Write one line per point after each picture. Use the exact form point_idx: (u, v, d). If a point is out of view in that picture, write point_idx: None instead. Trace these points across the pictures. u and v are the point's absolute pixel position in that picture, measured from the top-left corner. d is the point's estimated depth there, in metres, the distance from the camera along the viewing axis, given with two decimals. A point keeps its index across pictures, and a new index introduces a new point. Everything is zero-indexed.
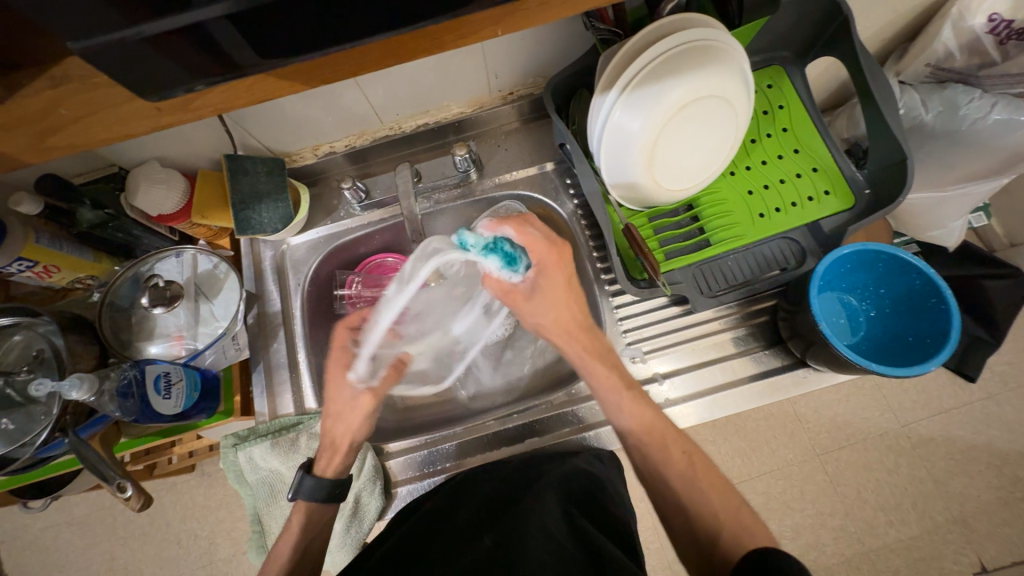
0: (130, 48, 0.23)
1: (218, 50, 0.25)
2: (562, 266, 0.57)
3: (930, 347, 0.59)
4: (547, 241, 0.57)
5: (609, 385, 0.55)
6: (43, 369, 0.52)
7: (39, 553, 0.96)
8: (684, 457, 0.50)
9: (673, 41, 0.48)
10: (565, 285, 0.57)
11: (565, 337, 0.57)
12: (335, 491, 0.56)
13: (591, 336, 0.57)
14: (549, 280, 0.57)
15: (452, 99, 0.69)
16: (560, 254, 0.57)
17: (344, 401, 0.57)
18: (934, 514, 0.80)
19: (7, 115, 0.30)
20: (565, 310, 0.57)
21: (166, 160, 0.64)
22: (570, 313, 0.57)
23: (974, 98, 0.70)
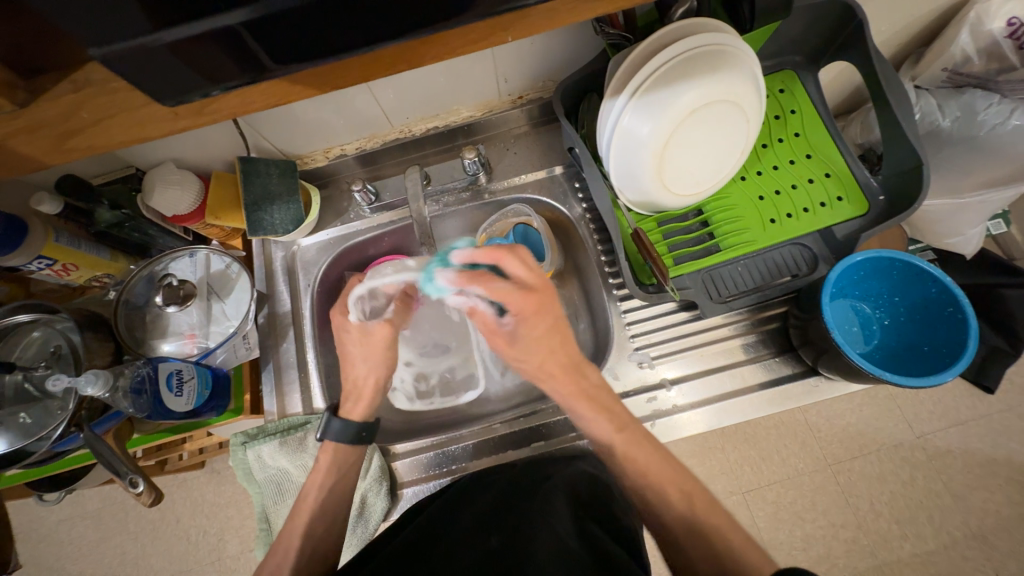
0: (150, 53, 0.24)
1: (234, 56, 0.26)
2: (542, 314, 0.52)
3: (946, 357, 0.58)
4: (520, 287, 0.51)
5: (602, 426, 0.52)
6: (60, 365, 0.54)
7: (53, 546, 0.98)
8: (681, 495, 0.48)
9: (684, 46, 0.49)
10: (546, 333, 0.53)
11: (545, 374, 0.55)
12: (360, 435, 0.59)
13: (579, 372, 0.54)
14: (530, 328, 0.53)
15: (462, 103, 0.70)
16: (538, 301, 0.51)
17: (365, 344, 0.59)
18: (951, 529, 0.78)
19: (30, 118, 0.31)
20: (548, 355, 0.54)
21: (181, 162, 0.65)
22: (552, 358, 0.54)
23: (993, 104, 0.69)
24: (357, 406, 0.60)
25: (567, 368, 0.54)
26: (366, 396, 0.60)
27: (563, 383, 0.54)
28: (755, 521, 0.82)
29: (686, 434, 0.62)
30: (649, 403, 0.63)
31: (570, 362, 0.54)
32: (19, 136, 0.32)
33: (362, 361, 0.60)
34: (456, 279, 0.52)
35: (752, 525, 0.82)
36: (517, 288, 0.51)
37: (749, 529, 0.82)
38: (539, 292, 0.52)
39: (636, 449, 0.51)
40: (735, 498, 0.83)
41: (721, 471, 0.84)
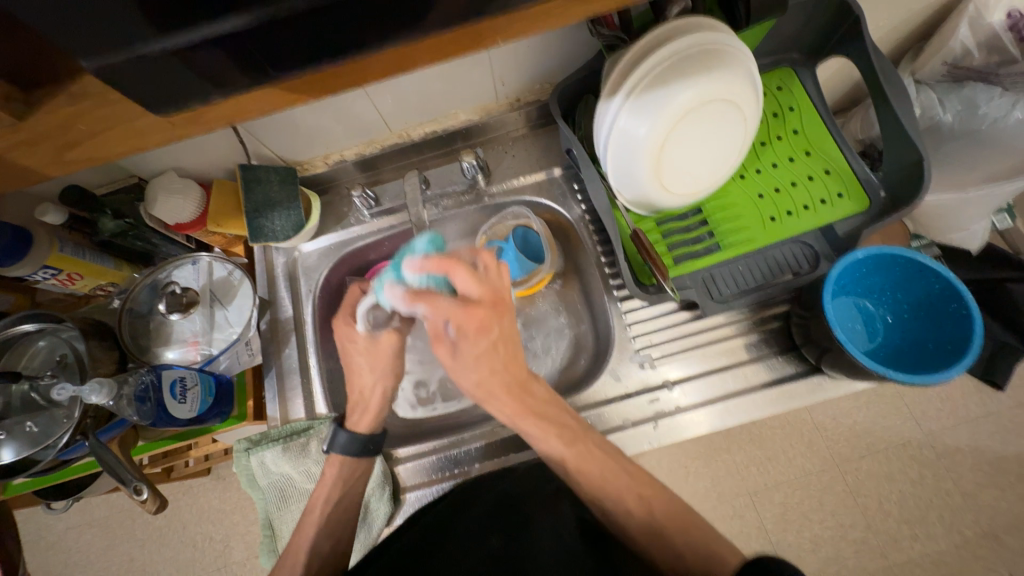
0: (145, 62, 0.24)
1: (227, 64, 0.26)
2: (489, 331, 0.48)
3: (951, 354, 0.57)
4: (463, 303, 0.47)
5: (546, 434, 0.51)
6: (65, 374, 0.54)
7: (61, 553, 0.98)
8: (642, 501, 0.49)
9: (677, 47, 0.49)
10: (489, 351, 0.49)
11: (485, 390, 0.50)
12: (365, 447, 0.59)
13: (524, 393, 0.51)
14: (474, 343, 0.48)
15: (459, 107, 0.70)
16: (479, 317, 0.47)
17: (375, 353, 0.58)
18: (962, 528, 0.77)
19: (30, 131, 0.31)
20: (493, 369, 0.50)
21: (183, 170, 0.66)
22: (495, 375, 0.50)
23: (994, 97, 0.69)
24: (363, 418, 0.60)
25: (512, 389, 0.51)
26: (374, 406, 0.59)
27: (505, 404, 0.51)
28: (762, 522, 0.82)
29: (689, 434, 0.61)
30: (651, 404, 0.63)
31: (519, 381, 0.51)
32: (18, 148, 0.32)
33: (369, 371, 0.59)
34: (406, 296, 0.49)
35: (759, 526, 0.81)
36: (462, 303, 0.47)
37: (755, 530, 0.81)
38: (487, 305, 0.48)
39: (590, 464, 0.50)
40: (741, 499, 0.83)
41: (726, 472, 0.84)
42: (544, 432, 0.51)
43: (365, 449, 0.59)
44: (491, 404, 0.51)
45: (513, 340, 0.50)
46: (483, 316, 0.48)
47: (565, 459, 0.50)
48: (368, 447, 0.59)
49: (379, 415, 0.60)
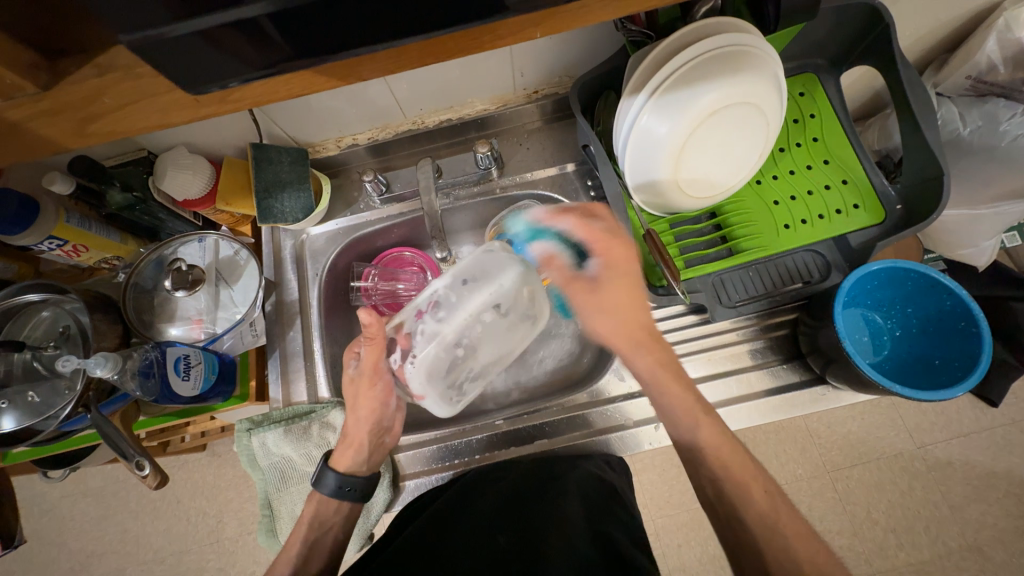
0: (179, 38, 0.24)
1: (263, 45, 0.26)
2: (617, 264, 0.57)
3: (957, 371, 0.57)
4: (607, 232, 0.58)
5: (665, 386, 0.53)
6: (70, 346, 0.55)
7: (56, 520, 0.99)
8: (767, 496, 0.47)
9: (703, 47, 0.48)
10: (624, 280, 0.57)
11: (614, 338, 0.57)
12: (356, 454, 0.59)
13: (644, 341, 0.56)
14: (612, 277, 0.58)
15: (475, 96, 0.69)
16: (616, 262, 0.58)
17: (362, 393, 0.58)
18: (947, 540, 0.78)
19: (57, 98, 0.29)
20: (630, 309, 0.57)
21: (193, 146, 0.65)
22: (619, 319, 0.57)
23: (1016, 114, 0.68)
24: (345, 452, 0.59)
25: (645, 339, 0.56)
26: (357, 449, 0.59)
27: (646, 351, 0.55)
28: None
29: None
30: None
31: (638, 337, 0.56)
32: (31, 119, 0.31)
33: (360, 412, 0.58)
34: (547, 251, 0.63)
35: None
36: (606, 232, 0.58)
37: None
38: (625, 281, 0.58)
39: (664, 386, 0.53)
40: None
41: None
42: (648, 358, 0.55)
43: (342, 492, 0.57)
44: (631, 347, 0.56)
45: (639, 282, 0.58)
46: (620, 242, 0.58)
47: (648, 376, 0.54)
48: (343, 489, 0.57)
49: (364, 450, 0.59)
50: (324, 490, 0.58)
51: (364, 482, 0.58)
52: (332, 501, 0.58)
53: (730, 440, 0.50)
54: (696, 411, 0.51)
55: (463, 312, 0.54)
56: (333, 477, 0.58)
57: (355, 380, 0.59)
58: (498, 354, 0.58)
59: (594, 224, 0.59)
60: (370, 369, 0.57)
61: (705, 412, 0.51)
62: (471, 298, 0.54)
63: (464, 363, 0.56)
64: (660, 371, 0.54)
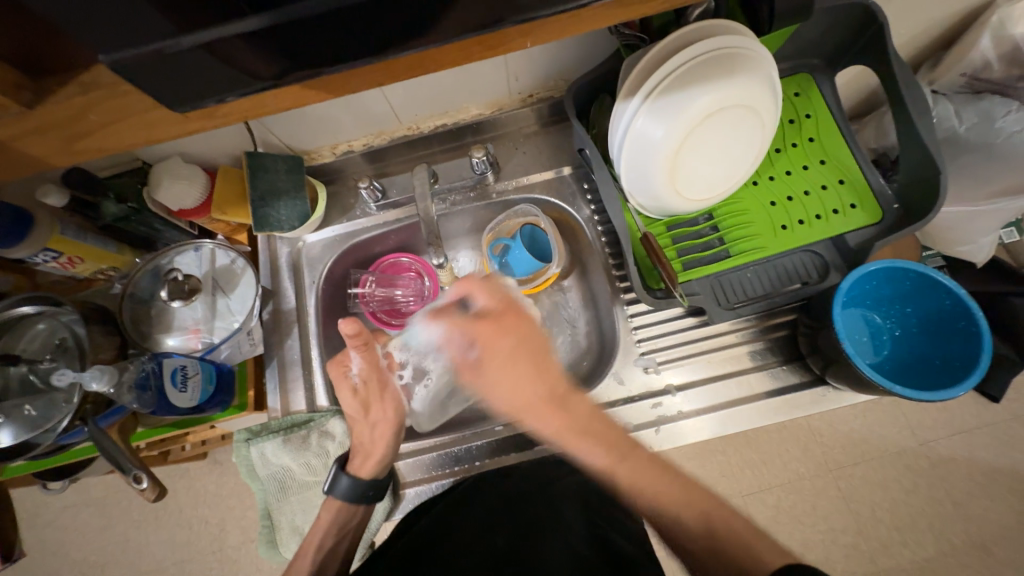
0: (180, 52, 0.24)
1: (260, 58, 0.26)
2: (499, 338, 0.52)
3: (958, 370, 0.57)
4: (479, 315, 0.53)
5: (575, 435, 0.49)
6: (65, 358, 0.54)
7: (56, 531, 0.99)
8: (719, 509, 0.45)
9: (696, 51, 0.48)
10: (509, 358, 0.51)
11: (513, 404, 0.51)
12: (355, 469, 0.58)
13: (545, 403, 0.50)
14: (492, 357, 0.52)
15: (471, 101, 0.69)
16: (492, 324, 0.52)
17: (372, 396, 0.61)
18: (951, 537, 0.78)
19: (43, 118, 0.29)
20: (514, 381, 0.50)
21: (188, 155, 0.65)
22: (517, 390, 0.50)
23: (1011, 110, 0.68)
24: (366, 462, 0.59)
25: (547, 400, 0.50)
26: (375, 454, 0.58)
27: (545, 418, 0.50)
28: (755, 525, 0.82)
29: (690, 440, 0.61)
30: (654, 408, 0.62)
31: (539, 398, 0.50)
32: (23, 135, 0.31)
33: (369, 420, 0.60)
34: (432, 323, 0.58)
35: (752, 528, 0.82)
36: (475, 317, 0.53)
37: None
38: (500, 319, 0.53)
39: (575, 443, 0.48)
40: (734, 501, 0.83)
41: (721, 473, 0.84)
42: (550, 425, 0.49)
43: (365, 496, 0.57)
44: (530, 418, 0.50)
45: (535, 346, 0.52)
46: (496, 320, 0.53)
47: (555, 437, 0.49)
48: (366, 495, 0.57)
49: (383, 458, 0.59)
50: (337, 493, 0.57)
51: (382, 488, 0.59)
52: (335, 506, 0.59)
53: (653, 468, 0.47)
54: (610, 459, 0.47)
55: (435, 362, 0.62)
56: (347, 480, 0.57)
57: (363, 389, 0.60)
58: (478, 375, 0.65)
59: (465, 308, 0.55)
60: (370, 374, 0.61)
61: (619, 458, 0.47)
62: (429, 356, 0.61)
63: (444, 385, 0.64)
64: (563, 437, 0.49)
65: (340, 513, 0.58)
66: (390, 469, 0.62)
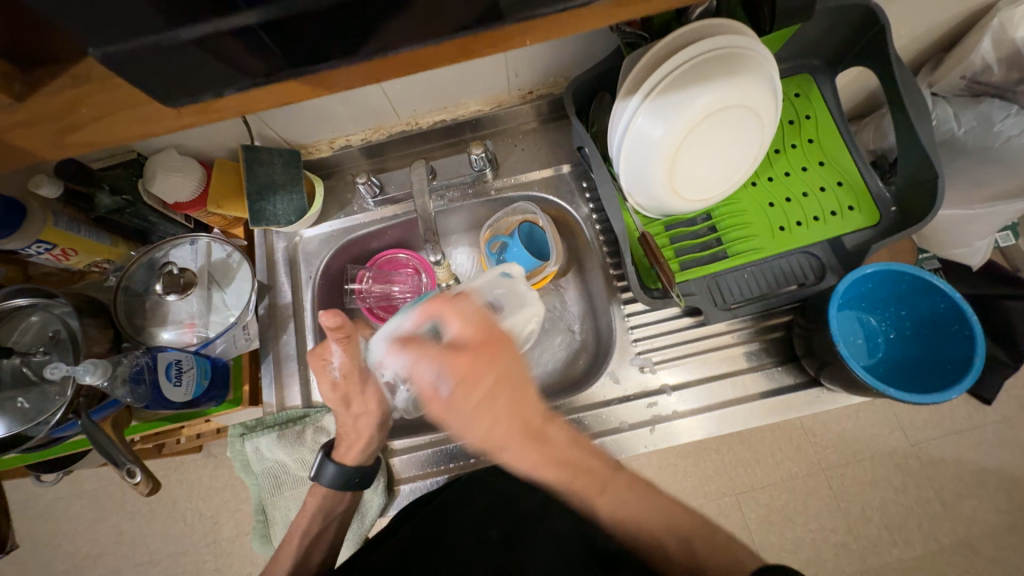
0: (174, 46, 0.24)
1: (255, 52, 0.25)
2: (478, 377, 0.44)
3: (951, 373, 0.57)
4: (454, 345, 0.46)
5: (557, 471, 0.46)
6: (59, 351, 0.54)
7: (50, 523, 0.98)
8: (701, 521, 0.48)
9: (697, 50, 0.48)
10: (487, 397, 0.44)
11: (491, 441, 0.45)
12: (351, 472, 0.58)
13: (529, 437, 0.45)
14: (468, 393, 0.44)
15: (470, 97, 0.69)
16: (473, 359, 0.44)
17: (349, 389, 0.60)
18: (939, 536, 0.79)
19: (37, 112, 0.29)
20: (496, 416, 0.44)
21: (184, 148, 0.64)
22: (504, 426, 0.44)
23: (1010, 114, 0.69)
24: (352, 448, 0.59)
25: (527, 437, 0.45)
26: (359, 443, 0.59)
27: (525, 454, 0.45)
28: (746, 522, 0.82)
29: (684, 440, 0.61)
30: (649, 408, 0.63)
31: (519, 434, 0.45)
32: None
33: (352, 410, 0.60)
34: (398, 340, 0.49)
35: (744, 526, 0.82)
36: (446, 348, 0.46)
37: (739, 529, 0.82)
38: (483, 348, 0.46)
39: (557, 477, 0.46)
40: (727, 499, 0.83)
41: (714, 471, 0.84)
42: (533, 461, 0.45)
43: (352, 484, 0.58)
44: (507, 456, 0.45)
45: (516, 380, 0.45)
46: (472, 350, 0.45)
47: (537, 475, 0.46)
48: (353, 481, 0.58)
49: (372, 444, 0.60)
50: (321, 480, 0.58)
51: (367, 473, 0.59)
52: (330, 499, 0.59)
53: (635, 498, 0.47)
54: (590, 491, 0.47)
55: None
56: (333, 469, 0.58)
57: (343, 383, 0.59)
58: None
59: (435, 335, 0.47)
60: (352, 369, 0.59)
61: (599, 491, 0.47)
62: None
63: None
64: (544, 472, 0.46)
65: (326, 499, 0.59)
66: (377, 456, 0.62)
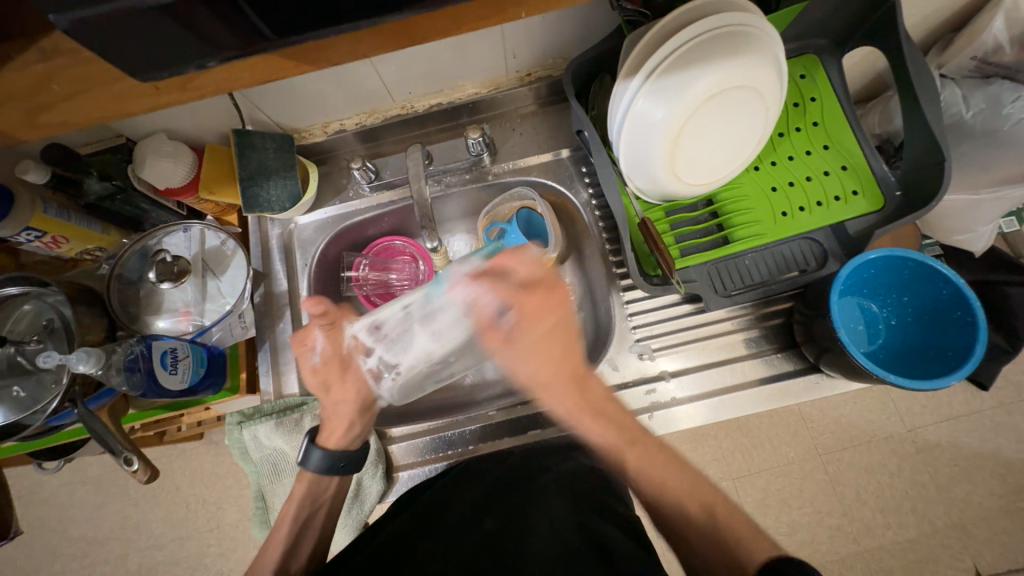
0: (145, 18, 0.22)
1: (236, 25, 0.24)
2: (544, 317, 0.51)
3: (951, 360, 0.57)
4: (524, 287, 0.51)
5: (592, 411, 0.51)
6: (53, 340, 0.53)
7: (54, 509, 0.99)
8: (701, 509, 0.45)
9: (701, 27, 0.46)
10: (548, 336, 0.51)
11: (536, 377, 0.51)
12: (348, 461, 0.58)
13: (580, 380, 0.51)
14: (529, 330, 0.51)
15: (467, 79, 0.67)
16: (541, 299, 0.51)
17: (330, 374, 0.58)
18: (933, 519, 0.80)
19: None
20: (544, 357, 0.51)
21: (173, 132, 0.62)
22: (553, 366, 0.51)
23: (1021, 97, 0.67)
24: (334, 431, 0.58)
25: (568, 379, 0.51)
26: (341, 427, 0.58)
27: (566, 395, 0.51)
28: (743, 506, 0.83)
29: (683, 427, 0.61)
30: (648, 395, 0.62)
31: (571, 374, 0.51)
32: None
33: (335, 395, 0.58)
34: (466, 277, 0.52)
35: (740, 509, 0.83)
36: (520, 288, 0.51)
37: (736, 513, 0.83)
38: (545, 289, 0.51)
39: (600, 427, 0.50)
40: (723, 483, 0.84)
41: (712, 457, 0.85)
42: (575, 403, 0.51)
43: (336, 467, 0.57)
44: (549, 395, 0.52)
45: (568, 329, 0.51)
46: (542, 292, 0.51)
47: (569, 416, 0.52)
48: (338, 465, 0.57)
49: (354, 428, 0.59)
50: (309, 466, 0.57)
51: (357, 460, 0.59)
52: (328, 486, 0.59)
53: (658, 460, 0.48)
54: (623, 443, 0.49)
55: (411, 352, 0.54)
56: (318, 454, 0.57)
57: (323, 368, 0.58)
58: (463, 362, 0.59)
59: (506, 277, 0.51)
60: (332, 356, 0.58)
61: (630, 443, 0.49)
62: (413, 336, 0.53)
63: (421, 374, 0.58)
64: (580, 416, 0.51)
65: (314, 485, 0.58)
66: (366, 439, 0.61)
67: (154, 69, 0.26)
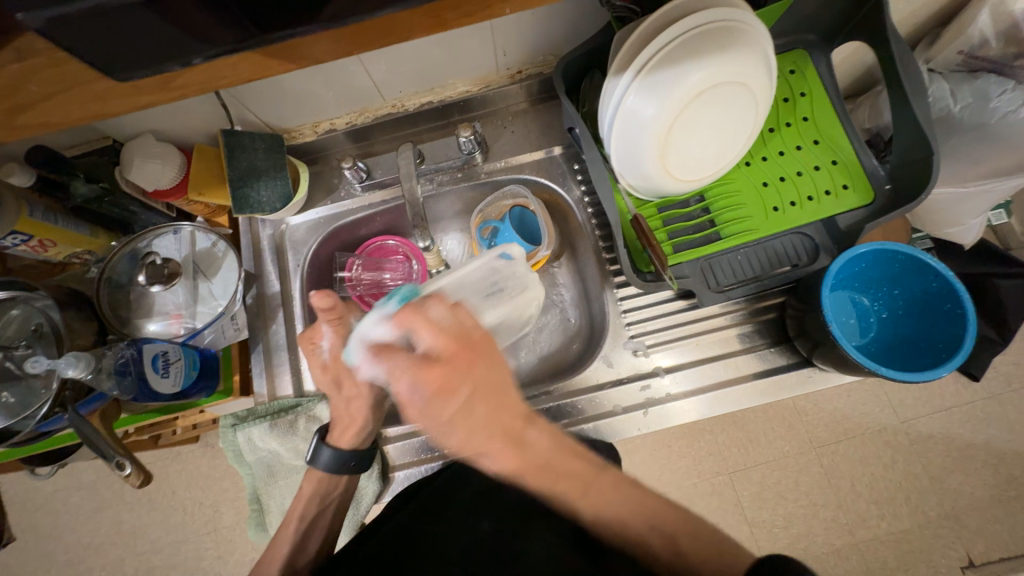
0: (121, 15, 0.22)
1: (216, 22, 0.24)
2: (452, 391, 0.41)
3: (943, 351, 0.58)
4: (425, 358, 0.42)
5: (536, 471, 0.43)
6: (42, 345, 0.52)
7: (48, 515, 0.98)
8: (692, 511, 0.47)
9: (690, 23, 0.46)
10: (462, 412, 0.42)
11: (467, 445, 0.43)
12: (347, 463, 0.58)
13: (516, 438, 0.43)
14: (443, 407, 0.41)
15: (457, 77, 0.67)
16: (449, 369, 0.41)
17: (340, 371, 0.58)
18: (926, 510, 0.81)
19: None
20: (475, 421, 0.42)
21: (161, 133, 0.62)
22: (484, 434, 0.42)
23: (1006, 90, 0.67)
24: (346, 431, 0.59)
25: (507, 442, 0.43)
26: (354, 424, 0.58)
27: (504, 458, 0.43)
28: (740, 500, 0.84)
29: (679, 421, 0.62)
30: (642, 391, 0.63)
31: (508, 435, 0.43)
32: None
33: (345, 393, 0.58)
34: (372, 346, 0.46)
35: (736, 503, 0.84)
36: (421, 360, 0.42)
37: (732, 507, 0.84)
38: (459, 356, 0.42)
39: (549, 480, 0.44)
40: (720, 478, 0.85)
41: (709, 452, 0.85)
42: (511, 464, 0.43)
43: (346, 467, 0.58)
44: (484, 460, 0.44)
45: (494, 387, 0.42)
46: (445, 363, 0.41)
47: (511, 477, 0.44)
48: (349, 465, 0.58)
49: (365, 428, 0.59)
50: (318, 463, 0.58)
51: (360, 459, 0.59)
52: (324, 487, 0.59)
53: (619, 499, 0.45)
54: (573, 494, 0.44)
55: None
56: (328, 452, 0.58)
57: (333, 365, 0.58)
58: None
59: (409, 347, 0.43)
60: (341, 352, 0.57)
61: (582, 494, 0.44)
62: None
63: None
64: (522, 476, 0.43)
65: (321, 485, 0.59)
66: (372, 442, 0.61)
67: (137, 63, 0.25)
